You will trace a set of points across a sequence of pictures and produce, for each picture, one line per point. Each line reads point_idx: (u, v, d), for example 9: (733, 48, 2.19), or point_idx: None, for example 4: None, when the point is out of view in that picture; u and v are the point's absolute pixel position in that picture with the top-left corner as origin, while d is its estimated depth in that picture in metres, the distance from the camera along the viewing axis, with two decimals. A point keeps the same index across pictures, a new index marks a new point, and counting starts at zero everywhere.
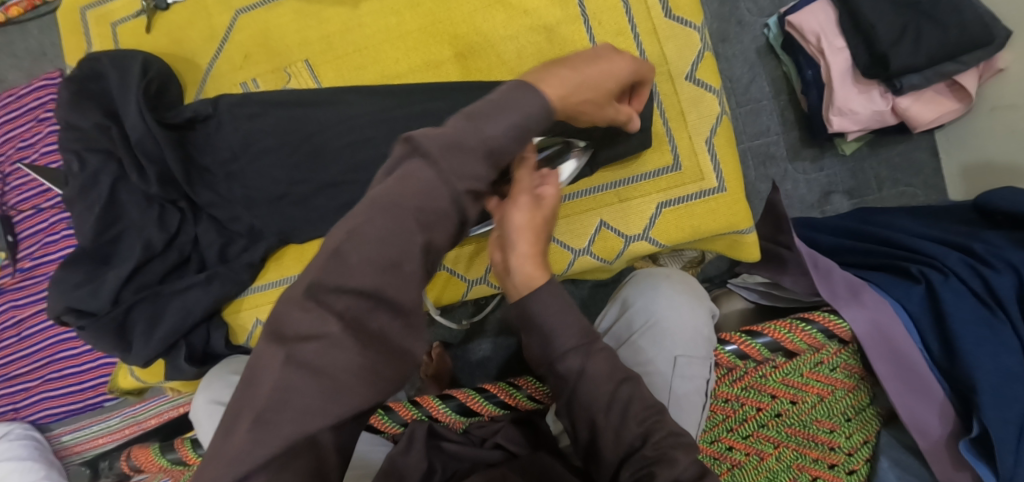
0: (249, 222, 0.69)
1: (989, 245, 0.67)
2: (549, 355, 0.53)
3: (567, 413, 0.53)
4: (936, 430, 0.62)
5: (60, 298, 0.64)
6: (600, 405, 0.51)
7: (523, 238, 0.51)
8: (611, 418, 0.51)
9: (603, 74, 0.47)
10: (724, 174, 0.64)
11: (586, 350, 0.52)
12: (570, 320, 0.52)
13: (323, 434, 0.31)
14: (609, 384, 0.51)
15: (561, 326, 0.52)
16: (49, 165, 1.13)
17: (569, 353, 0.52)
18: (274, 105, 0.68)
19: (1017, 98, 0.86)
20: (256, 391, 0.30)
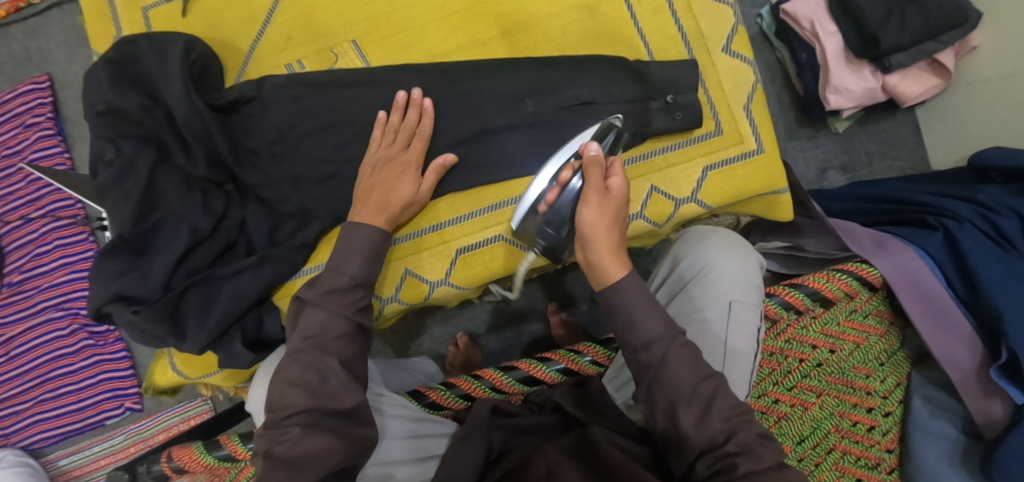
0: (300, 204, 0.69)
1: (991, 195, 0.74)
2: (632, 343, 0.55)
3: (647, 399, 0.54)
4: (966, 363, 0.67)
5: (105, 286, 0.61)
6: (683, 393, 0.52)
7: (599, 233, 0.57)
8: (692, 414, 0.52)
9: (399, 175, 0.64)
10: (762, 137, 0.68)
11: (669, 341, 0.54)
12: (651, 312, 0.55)
13: None
14: (692, 376, 0.52)
15: (642, 316, 0.55)
16: (56, 167, 1.14)
17: (652, 343, 0.54)
18: (321, 86, 0.69)
19: (989, 72, 0.95)
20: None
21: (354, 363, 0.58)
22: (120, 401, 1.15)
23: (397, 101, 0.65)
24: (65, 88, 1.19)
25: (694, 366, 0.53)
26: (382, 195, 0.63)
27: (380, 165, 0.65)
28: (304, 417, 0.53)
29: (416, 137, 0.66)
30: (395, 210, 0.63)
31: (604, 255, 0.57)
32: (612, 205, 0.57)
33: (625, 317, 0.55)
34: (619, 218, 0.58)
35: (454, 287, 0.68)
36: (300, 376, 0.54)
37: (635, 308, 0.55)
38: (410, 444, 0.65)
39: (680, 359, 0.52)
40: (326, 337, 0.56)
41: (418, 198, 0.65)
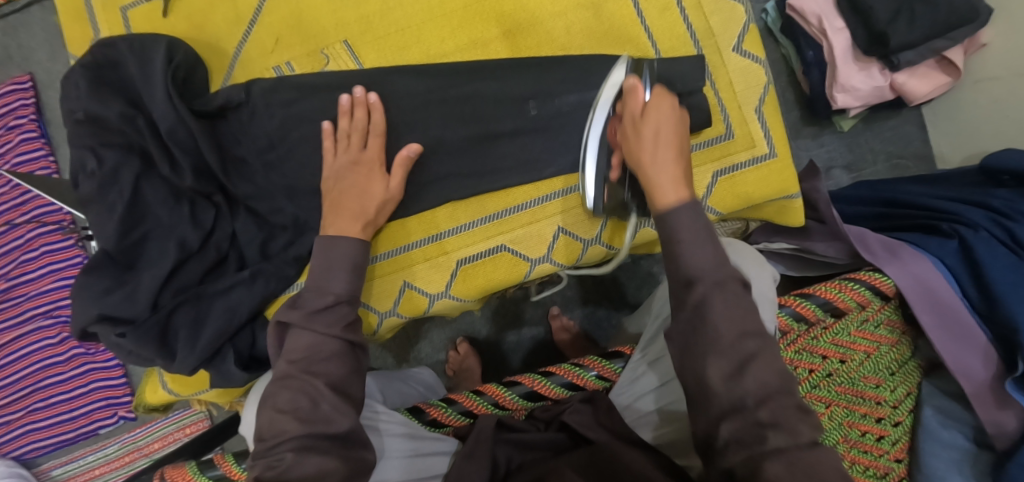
0: (293, 215, 0.66)
1: (1003, 199, 0.72)
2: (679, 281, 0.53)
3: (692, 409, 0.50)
4: (979, 374, 0.66)
5: (90, 306, 0.58)
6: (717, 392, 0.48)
7: (660, 163, 0.56)
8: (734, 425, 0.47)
9: (367, 177, 0.62)
10: (775, 141, 0.66)
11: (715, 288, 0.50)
12: (703, 240, 0.52)
13: None
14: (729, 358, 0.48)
15: (694, 245, 0.52)
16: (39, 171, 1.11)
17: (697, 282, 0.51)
18: (313, 90, 0.66)
19: (998, 70, 0.93)
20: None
21: (348, 383, 0.55)
22: (114, 410, 1.13)
23: (341, 104, 0.62)
24: (47, 88, 1.15)
25: (739, 317, 0.49)
26: (353, 199, 0.61)
27: (343, 171, 0.62)
28: (298, 442, 0.51)
29: (372, 133, 0.63)
30: (369, 214, 0.61)
31: (659, 184, 0.55)
32: (660, 137, 0.56)
33: (671, 250, 0.53)
34: (673, 144, 0.56)
35: (457, 299, 0.66)
36: (290, 402, 0.53)
37: (682, 238, 0.53)
38: (408, 465, 0.62)
39: (724, 313, 0.49)
40: (315, 359, 0.54)
41: (391, 195, 0.62)
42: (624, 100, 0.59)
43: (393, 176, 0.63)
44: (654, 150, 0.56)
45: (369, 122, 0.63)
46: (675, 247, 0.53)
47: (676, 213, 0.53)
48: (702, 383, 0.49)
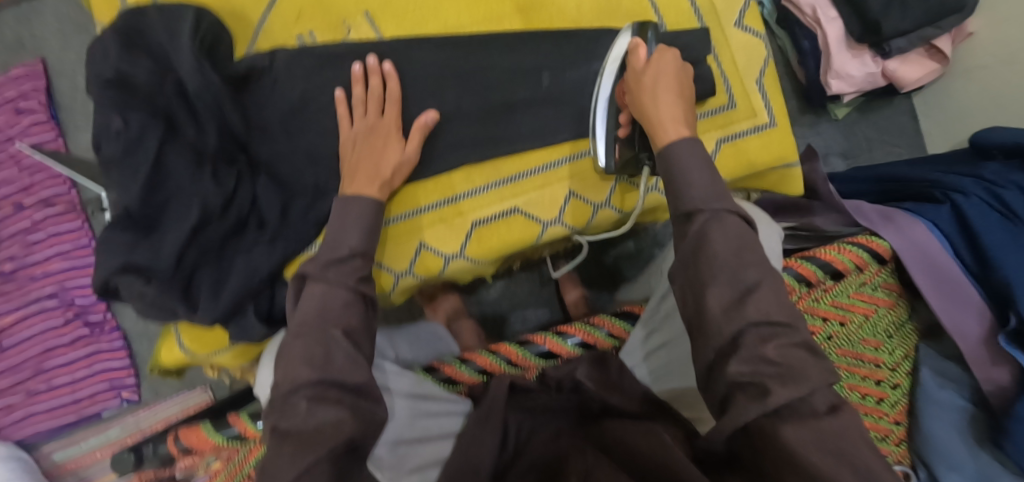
0: (315, 179, 0.68)
1: (995, 171, 0.75)
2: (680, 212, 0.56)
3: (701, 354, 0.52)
4: (976, 332, 0.68)
5: (114, 258, 0.60)
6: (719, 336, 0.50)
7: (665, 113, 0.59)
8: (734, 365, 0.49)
9: (384, 143, 0.64)
10: (775, 111, 0.69)
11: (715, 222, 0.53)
12: (703, 177, 0.56)
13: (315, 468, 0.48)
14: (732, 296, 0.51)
15: (694, 180, 0.56)
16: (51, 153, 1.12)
17: (698, 215, 0.54)
18: (334, 58, 0.68)
19: (986, 58, 0.97)
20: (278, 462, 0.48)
21: (359, 335, 0.56)
22: (116, 392, 1.14)
23: (356, 73, 0.65)
24: (59, 73, 1.18)
25: (737, 250, 0.52)
26: (373, 164, 0.63)
27: (360, 136, 0.64)
28: (312, 391, 0.51)
29: (387, 101, 0.66)
30: (386, 176, 0.63)
31: (665, 131, 0.59)
32: (666, 91, 0.60)
33: (672, 185, 0.57)
34: (677, 95, 0.60)
35: (470, 260, 0.68)
36: (304, 352, 0.53)
37: (682, 173, 0.57)
38: (418, 424, 0.64)
39: (724, 239, 0.52)
40: (328, 313, 0.56)
41: (407, 159, 0.64)
42: (630, 60, 0.62)
43: (410, 140, 0.65)
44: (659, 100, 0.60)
45: (383, 90, 0.66)
46: (677, 183, 0.56)
47: (680, 152, 0.57)
48: (711, 327, 0.50)
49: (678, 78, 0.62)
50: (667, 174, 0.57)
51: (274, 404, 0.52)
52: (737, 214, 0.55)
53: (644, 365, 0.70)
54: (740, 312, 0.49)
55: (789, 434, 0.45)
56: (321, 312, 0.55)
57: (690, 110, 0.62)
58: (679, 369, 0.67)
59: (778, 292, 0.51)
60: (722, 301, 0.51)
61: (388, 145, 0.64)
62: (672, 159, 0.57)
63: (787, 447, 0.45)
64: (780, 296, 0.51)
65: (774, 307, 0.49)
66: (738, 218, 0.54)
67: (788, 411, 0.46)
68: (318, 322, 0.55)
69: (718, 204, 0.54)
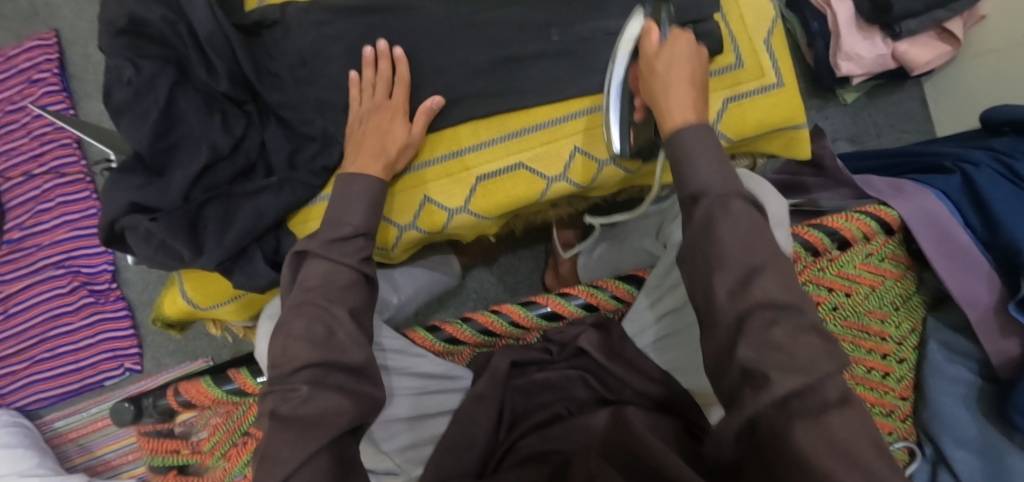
0: (323, 127, 0.68)
1: (1006, 144, 0.76)
2: (687, 195, 0.55)
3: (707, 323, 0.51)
4: (984, 301, 0.67)
5: (124, 194, 0.62)
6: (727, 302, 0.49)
7: (677, 96, 0.58)
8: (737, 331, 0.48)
9: (389, 120, 0.64)
10: (782, 72, 0.69)
11: (722, 205, 0.52)
12: (714, 164, 0.54)
13: (315, 459, 0.48)
14: (739, 273, 0.49)
15: (704, 165, 0.54)
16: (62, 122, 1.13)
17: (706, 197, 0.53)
18: (345, 12, 0.68)
19: (998, 41, 0.96)
20: (280, 437, 0.48)
21: (363, 314, 0.57)
22: (119, 362, 1.14)
23: (367, 57, 0.66)
24: (72, 44, 1.19)
25: (745, 235, 0.50)
26: (381, 142, 0.63)
27: (366, 115, 0.65)
28: (309, 374, 0.51)
29: (395, 84, 0.66)
30: (391, 155, 0.63)
31: (676, 117, 0.58)
32: (679, 75, 0.59)
33: (680, 172, 0.56)
34: (690, 80, 0.59)
35: (475, 215, 0.68)
36: (305, 330, 0.53)
37: (691, 161, 0.55)
38: (415, 402, 0.65)
39: (731, 226, 0.51)
40: (331, 288, 0.55)
41: (411, 141, 0.65)
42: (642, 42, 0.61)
43: (415, 123, 0.65)
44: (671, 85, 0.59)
45: (392, 73, 0.67)
46: (682, 166, 0.56)
47: (686, 136, 0.56)
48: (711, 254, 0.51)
49: (693, 62, 0.60)
50: (676, 161, 0.56)
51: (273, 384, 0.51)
52: (744, 198, 0.53)
53: (654, 328, 0.67)
54: (746, 298, 0.48)
55: (777, 364, 0.45)
56: (324, 287, 0.55)
57: (704, 96, 0.60)
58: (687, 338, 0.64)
59: (784, 280, 0.49)
60: (728, 287, 0.49)
61: (392, 123, 0.64)
62: (682, 145, 0.56)
63: (775, 377, 0.44)
64: (786, 277, 0.49)
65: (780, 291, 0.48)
66: (747, 203, 0.52)
67: (801, 410, 0.44)
68: (322, 300, 0.54)
69: (723, 188, 0.53)
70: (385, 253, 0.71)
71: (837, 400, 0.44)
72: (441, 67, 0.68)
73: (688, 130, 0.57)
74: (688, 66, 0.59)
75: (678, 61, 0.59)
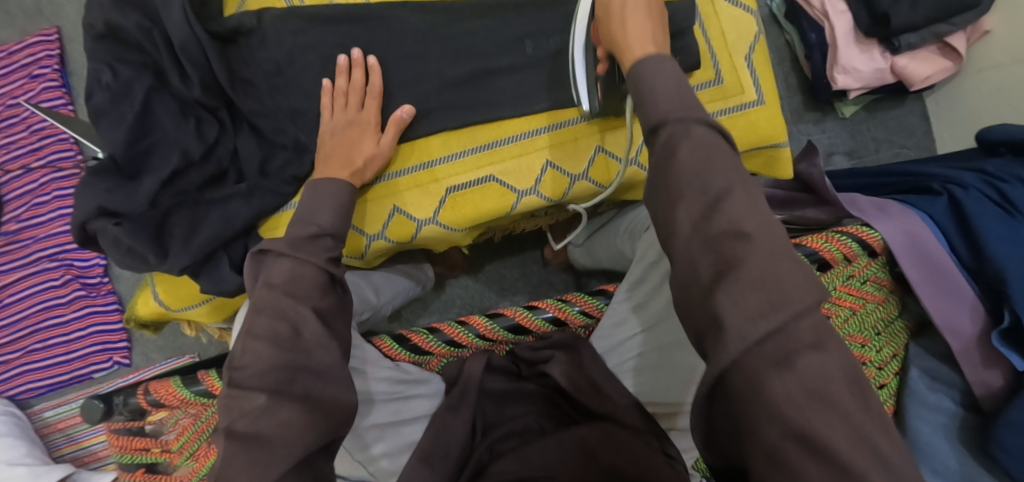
0: (295, 135, 0.68)
1: (999, 166, 0.73)
2: (649, 127, 0.50)
3: None
4: (968, 329, 0.65)
5: (91, 200, 0.62)
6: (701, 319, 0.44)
7: (636, 27, 0.55)
8: None
9: (360, 133, 0.64)
10: (763, 88, 0.68)
11: (683, 130, 0.47)
12: (674, 89, 0.50)
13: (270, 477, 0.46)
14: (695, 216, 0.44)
15: (664, 93, 0.50)
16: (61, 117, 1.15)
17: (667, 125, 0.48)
18: (323, 20, 0.68)
19: (1001, 57, 0.94)
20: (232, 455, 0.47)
21: (332, 317, 0.54)
22: (109, 355, 1.15)
23: (340, 64, 0.65)
24: (73, 42, 1.21)
25: (704, 159, 0.45)
26: (351, 154, 0.62)
27: (338, 127, 0.64)
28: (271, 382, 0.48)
29: (367, 96, 0.66)
30: (358, 165, 0.62)
31: (635, 47, 0.54)
32: (635, 8, 0.56)
33: (642, 102, 0.51)
34: (646, 14, 0.55)
35: (444, 226, 0.68)
36: (267, 328, 0.49)
37: (651, 88, 0.50)
38: (390, 411, 0.63)
39: (691, 147, 0.46)
40: (298, 284, 0.52)
41: (380, 152, 0.64)
42: None
43: (385, 134, 0.65)
44: (626, 20, 0.56)
45: (365, 84, 0.66)
46: (645, 98, 0.51)
47: (648, 66, 0.52)
48: (670, 183, 0.46)
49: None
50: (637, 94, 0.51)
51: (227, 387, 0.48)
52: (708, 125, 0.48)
53: (641, 337, 0.66)
54: (710, 226, 0.43)
55: (758, 307, 0.39)
56: (291, 283, 0.52)
57: (665, 34, 0.57)
58: (659, 358, 0.64)
59: (753, 199, 0.44)
60: (692, 216, 0.44)
61: (361, 135, 0.64)
62: (644, 73, 0.51)
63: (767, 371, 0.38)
64: (755, 201, 0.44)
65: (746, 217, 0.42)
66: (710, 129, 0.48)
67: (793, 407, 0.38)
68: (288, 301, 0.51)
69: (686, 113, 0.48)
70: (355, 260, 0.71)
71: (811, 344, 0.38)
72: (415, 77, 0.68)
73: (649, 61, 0.52)
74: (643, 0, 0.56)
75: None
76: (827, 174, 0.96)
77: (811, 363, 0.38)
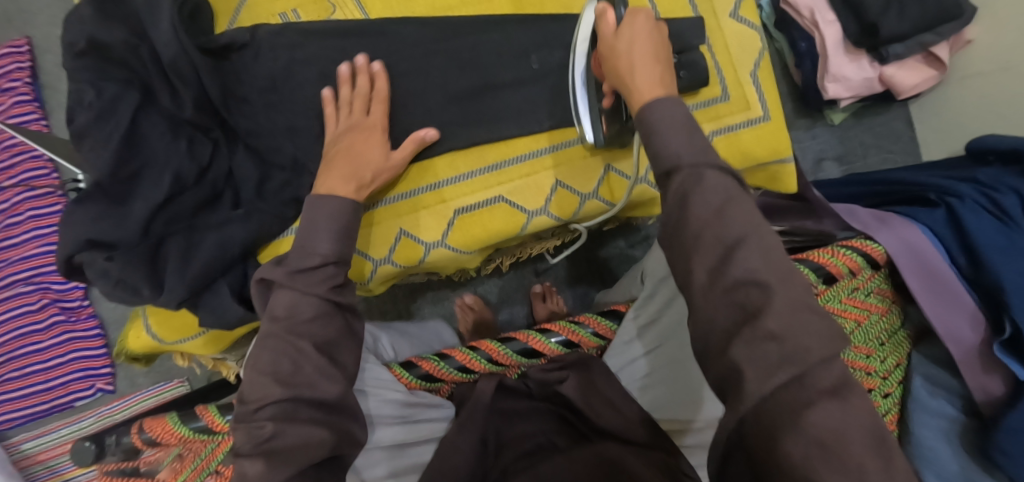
0: (293, 156, 0.66)
1: (991, 174, 0.75)
2: (660, 170, 0.50)
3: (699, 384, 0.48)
4: (969, 338, 0.66)
5: (78, 229, 0.57)
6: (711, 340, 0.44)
7: (643, 67, 0.53)
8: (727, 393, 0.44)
9: (366, 140, 0.61)
10: (769, 104, 0.68)
11: (695, 175, 0.47)
12: (685, 132, 0.50)
13: None
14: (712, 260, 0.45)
15: (673, 135, 0.49)
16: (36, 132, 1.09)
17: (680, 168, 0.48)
18: (321, 36, 0.66)
19: (983, 65, 0.96)
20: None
21: (333, 349, 0.52)
22: (92, 382, 1.10)
23: (344, 73, 0.63)
24: (45, 53, 1.15)
25: (719, 207, 0.46)
26: (358, 162, 0.59)
27: (342, 134, 0.61)
28: (278, 410, 0.47)
29: (374, 101, 0.63)
30: (364, 177, 0.59)
31: (644, 89, 0.53)
32: (644, 47, 0.54)
33: (649, 146, 0.51)
34: (654, 53, 0.54)
35: (451, 249, 0.66)
36: (271, 364, 0.48)
37: (658, 130, 0.50)
38: (399, 433, 0.62)
39: (704, 199, 0.46)
40: (297, 321, 0.50)
41: (389, 163, 0.61)
42: (597, 22, 0.57)
43: (399, 148, 0.62)
44: (633, 59, 0.54)
45: (371, 90, 0.64)
46: (652, 141, 0.50)
47: (656, 109, 0.51)
48: (686, 233, 0.46)
49: (654, 33, 0.56)
50: (644, 134, 0.51)
51: (240, 420, 0.48)
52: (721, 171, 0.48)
53: (643, 360, 0.67)
54: (725, 279, 0.44)
55: (767, 354, 0.41)
56: (291, 311, 0.50)
57: (671, 71, 0.55)
58: (670, 372, 0.64)
59: (767, 250, 0.45)
60: (707, 268, 0.45)
61: (368, 144, 0.61)
62: (651, 115, 0.51)
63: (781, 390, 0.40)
64: (769, 252, 0.45)
65: (762, 267, 0.43)
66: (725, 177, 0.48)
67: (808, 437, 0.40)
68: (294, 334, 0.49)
69: (698, 161, 0.48)
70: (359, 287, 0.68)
71: (826, 391, 0.40)
72: (417, 94, 0.66)
73: (657, 103, 0.52)
74: (650, 38, 0.54)
75: (638, 34, 0.55)
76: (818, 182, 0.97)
77: (823, 416, 0.40)
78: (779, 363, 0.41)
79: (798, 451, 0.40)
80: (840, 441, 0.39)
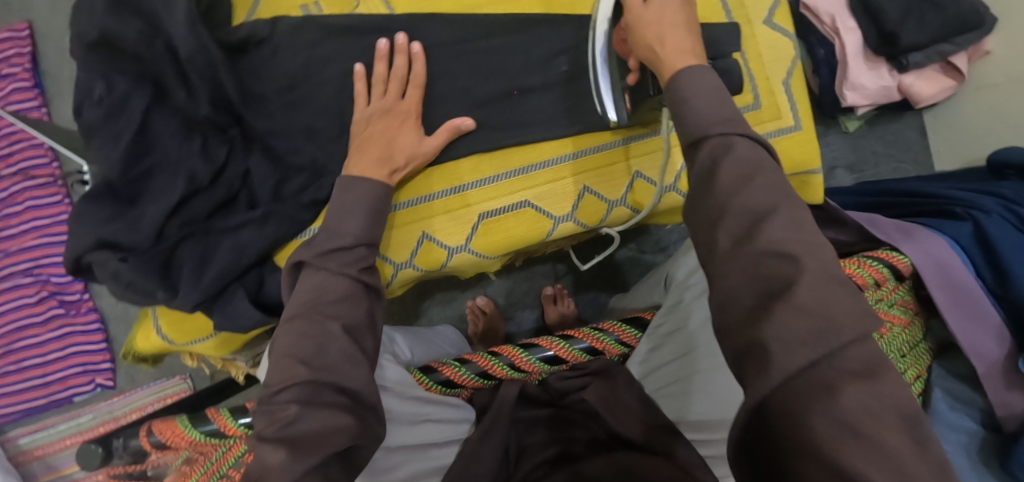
0: (311, 156, 0.63)
1: (1012, 189, 0.74)
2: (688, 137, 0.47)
3: None
4: (993, 354, 0.65)
5: (89, 230, 0.56)
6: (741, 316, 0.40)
7: (672, 34, 0.52)
8: None
9: (399, 124, 0.60)
10: (801, 115, 0.67)
11: (726, 141, 0.45)
12: (717, 98, 0.48)
13: None
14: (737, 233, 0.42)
15: (704, 101, 0.48)
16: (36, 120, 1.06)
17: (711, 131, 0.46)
18: (342, 31, 0.64)
19: (999, 78, 0.96)
20: None
21: (362, 332, 0.48)
22: (90, 377, 1.07)
23: (381, 49, 0.61)
24: (46, 38, 1.11)
25: (750, 176, 0.43)
26: (392, 147, 0.58)
27: (375, 115, 0.60)
28: (302, 392, 0.43)
29: (410, 83, 0.62)
30: (397, 163, 0.58)
31: (673, 55, 0.51)
32: (672, 15, 0.53)
33: (678, 112, 0.49)
34: (682, 22, 0.53)
35: (475, 254, 0.65)
36: (294, 346, 0.45)
37: (688, 96, 0.48)
38: (419, 430, 0.60)
39: (735, 164, 0.44)
40: (325, 299, 0.48)
41: (421, 149, 0.60)
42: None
43: (434, 135, 0.61)
44: (661, 28, 0.53)
45: (408, 71, 0.62)
46: (681, 108, 0.48)
47: (686, 76, 0.49)
48: (712, 204, 0.44)
49: (682, 5, 0.55)
50: (673, 102, 0.49)
51: (260, 402, 0.44)
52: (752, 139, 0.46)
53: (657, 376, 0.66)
54: (750, 250, 0.41)
55: (804, 328, 0.37)
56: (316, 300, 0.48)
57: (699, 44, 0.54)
58: (680, 387, 0.63)
59: (797, 224, 0.42)
60: (733, 236, 0.42)
61: (402, 129, 0.59)
62: (680, 81, 0.49)
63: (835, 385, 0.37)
64: (800, 226, 0.42)
65: (791, 238, 0.41)
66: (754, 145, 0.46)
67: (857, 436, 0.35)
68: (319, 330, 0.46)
69: (729, 127, 0.46)
70: None
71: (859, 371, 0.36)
72: (442, 95, 0.64)
73: (687, 71, 0.50)
74: (678, 9, 0.53)
75: (665, 2, 0.54)
76: (833, 191, 0.97)
77: (854, 398, 0.36)
78: (806, 339, 0.37)
79: (828, 437, 0.36)
80: (876, 429, 0.35)
